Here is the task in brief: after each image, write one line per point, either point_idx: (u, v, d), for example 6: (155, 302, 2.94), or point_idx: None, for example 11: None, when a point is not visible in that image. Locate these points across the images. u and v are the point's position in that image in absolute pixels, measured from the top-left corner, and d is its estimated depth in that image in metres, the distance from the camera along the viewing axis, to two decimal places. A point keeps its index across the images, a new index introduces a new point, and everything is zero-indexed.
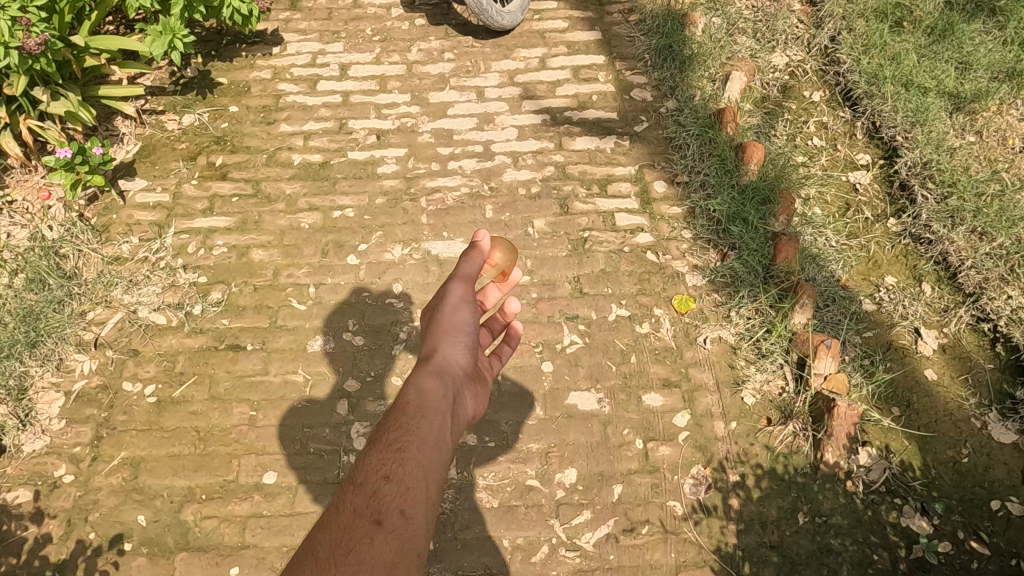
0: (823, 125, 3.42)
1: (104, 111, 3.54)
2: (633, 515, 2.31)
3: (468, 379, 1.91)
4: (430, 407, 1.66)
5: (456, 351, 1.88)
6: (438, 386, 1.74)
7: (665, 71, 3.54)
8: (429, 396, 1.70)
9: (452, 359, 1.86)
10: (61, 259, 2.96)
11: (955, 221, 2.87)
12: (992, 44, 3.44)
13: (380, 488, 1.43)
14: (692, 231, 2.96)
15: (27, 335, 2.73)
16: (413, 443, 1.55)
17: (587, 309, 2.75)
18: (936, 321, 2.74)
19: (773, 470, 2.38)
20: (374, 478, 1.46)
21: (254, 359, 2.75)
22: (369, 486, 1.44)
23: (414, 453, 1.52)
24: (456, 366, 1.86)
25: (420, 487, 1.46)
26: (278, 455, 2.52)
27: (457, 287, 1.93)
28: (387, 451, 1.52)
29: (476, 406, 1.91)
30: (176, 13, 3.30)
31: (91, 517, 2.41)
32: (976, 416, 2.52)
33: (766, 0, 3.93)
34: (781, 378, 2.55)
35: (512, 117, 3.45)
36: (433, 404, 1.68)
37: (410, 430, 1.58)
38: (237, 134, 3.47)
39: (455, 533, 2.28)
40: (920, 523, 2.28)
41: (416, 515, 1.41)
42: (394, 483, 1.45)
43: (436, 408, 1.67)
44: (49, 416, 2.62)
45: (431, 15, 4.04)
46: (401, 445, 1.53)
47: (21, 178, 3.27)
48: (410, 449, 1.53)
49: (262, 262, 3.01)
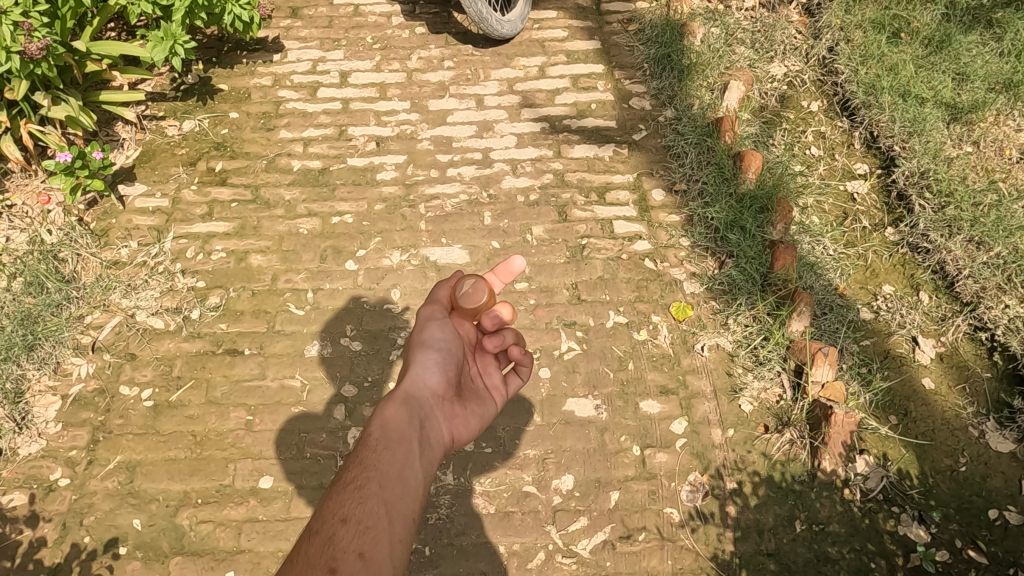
0: (821, 134, 3.44)
1: (105, 116, 3.56)
2: (630, 521, 2.30)
3: (442, 401, 1.83)
4: (394, 437, 1.61)
5: (425, 370, 1.84)
6: (403, 413, 1.70)
7: (664, 80, 3.56)
8: (393, 423, 1.65)
9: (421, 378, 1.82)
10: (60, 264, 2.97)
11: (952, 230, 2.89)
12: (989, 56, 3.47)
13: (338, 531, 1.35)
14: (690, 239, 2.97)
15: (24, 338, 2.73)
16: (373, 479, 1.49)
17: (584, 316, 2.75)
18: (934, 329, 2.74)
19: (770, 478, 2.37)
20: (331, 522, 1.37)
21: (251, 363, 2.75)
22: (325, 531, 1.35)
23: (374, 489, 1.46)
24: (425, 386, 1.81)
25: (382, 524, 1.39)
26: (274, 459, 2.52)
27: (427, 309, 1.97)
28: (345, 490, 1.45)
29: (454, 429, 1.84)
30: (178, 19, 3.32)
31: (86, 521, 2.40)
32: (973, 425, 2.51)
33: (764, 12, 3.97)
34: (779, 386, 2.56)
35: (511, 125, 3.47)
36: (397, 434, 1.63)
37: (370, 466, 1.52)
38: (237, 140, 3.49)
39: (452, 539, 2.27)
40: (918, 532, 2.27)
41: (376, 554, 1.33)
42: (352, 525, 1.37)
43: (400, 438, 1.62)
44: (45, 420, 2.61)
45: (432, 24, 4.07)
46: (361, 482, 1.47)
47: (21, 182, 3.28)
48: (370, 485, 1.47)
49: (261, 267, 3.02)
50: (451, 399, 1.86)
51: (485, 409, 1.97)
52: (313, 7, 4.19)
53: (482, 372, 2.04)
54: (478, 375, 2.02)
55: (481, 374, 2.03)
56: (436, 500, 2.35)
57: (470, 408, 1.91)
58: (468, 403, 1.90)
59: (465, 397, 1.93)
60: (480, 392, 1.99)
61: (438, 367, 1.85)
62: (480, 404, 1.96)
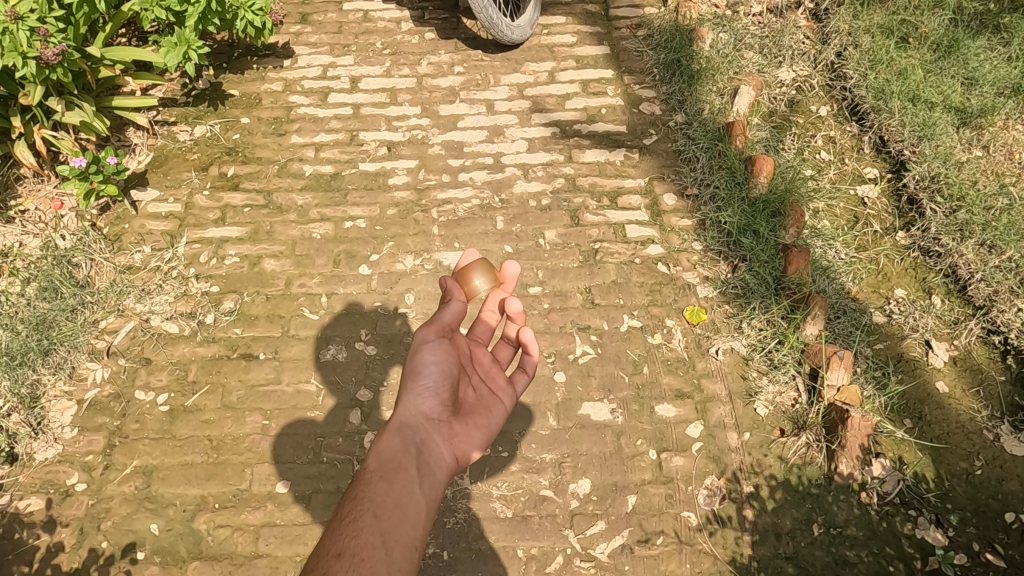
0: (831, 139, 3.45)
1: (116, 122, 3.58)
2: (648, 525, 2.30)
3: (438, 424, 1.77)
4: (388, 467, 1.60)
5: (418, 396, 1.77)
6: (397, 442, 1.67)
7: (674, 85, 3.58)
8: (388, 454, 1.64)
9: (413, 406, 1.75)
10: (74, 269, 2.98)
11: (964, 234, 2.90)
12: (997, 61, 3.48)
13: (332, 566, 1.35)
14: (702, 243, 2.98)
15: (39, 343, 2.74)
16: (368, 510, 1.49)
17: (598, 320, 2.76)
18: (947, 333, 2.75)
19: (787, 482, 2.38)
20: (326, 558, 1.37)
21: (266, 368, 2.75)
22: (320, 566, 1.35)
23: (368, 521, 1.47)
24: (420, 413, 1.75)
25: (378, 554, 1.39)
26: (291, 464, 2.52)
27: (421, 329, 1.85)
28: (340, 526, 1.46)
29: (456, 449, 1.78)
30: (191, 25, 3.34)
31: (104, 526, 2.41)
32: (988, 428, 2.52)
33: (772, 17, 3.99)
34: (794, 389, 2.57)
35: (522, 130, 3.49)
36: (393, 463, 1.62)
37: (365, 499, 1.53)
38: (248, 145, 3.50)
39: (470, 543, 2.28)
40: (935, 535, 2.27)
41: None
42: (346, 559, 1.36)
43: (396, 467, 1.61)
44: (60, 425, 2.62)
45: (441, 30, 4.09)
46: (356, 516, 1.48)
47: (34, 187, 3.29)
48: (364, 517, 1.47)
49: (274, 272, 3.03)
50: (450, 419, 1.80)
51: (488, 420, 1.90)
52: (323, 13, 4.22)
53: (481, 381, 1.97)
54: (478, 385, 1.95)
55: (480, 383, 1.96)
56: (453, 504, 2.35)
57: (472, 423, 1.85)
58: (467, 419, 1.83)
59: (466, 413, 1.86)
60: (482, 403, 1.92)
61: (432, 391, 1.78)
62: (484, 415, 1.89)
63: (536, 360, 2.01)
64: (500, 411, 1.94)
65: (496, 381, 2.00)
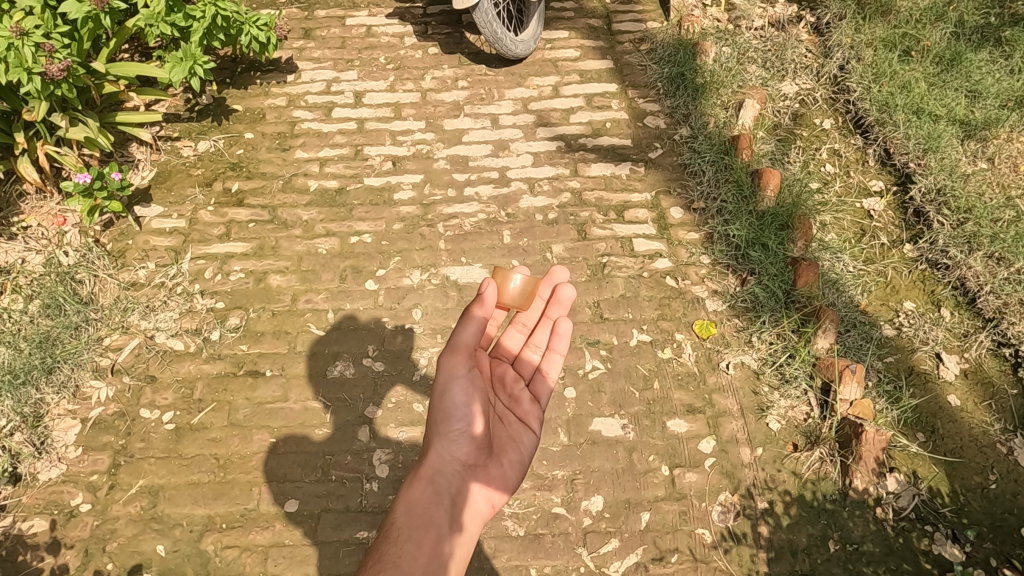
0: (835, 152, 3.47)
1: (120, 137, 3.56)
2: (662, 543, 2.28)
3: (471, 466, 1.84)
4: (418, 524, 1.69)
5: (452, 440, 1.82)
6: (430, 494, 1.75)
7: (678, 98, 3.60)
8: (418, 509, 1.73)
9: (445, 455, 1.80)
10: (77, 285, 2.95)
11: (972, 247, 2.93)
12: (1000, 73, 3.52)
13: None
14: (710, 256, 2.99)
15: (43, 361, 2.71)
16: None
17: (608, 334, 2.75)
18: (957, 346, 2.75)
19: (801, 497, 2.36)
20: None
21: (273, 385, 2.73)
22: None
23: None
24: (450, 458, 1.82)
25: None
26: (299, 483, 2.49)
27: (447, 365, 1.83)
28: None
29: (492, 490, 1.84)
30: (196, 40, 3.32)
31: (109, 547, 2.37)
32: (1001, 441, 2.51)
33: (774, 32, 4.03)
34: (806, 404, 2.56)
35: (528, 144, 3.49)
36: (421, 516, 1.71)
37: (391, 563, 1.57)
38: (253, 160, 3.49)
39: (483, 562, 2.25)
40: (953, 551, 2.25)
41: None
42: None
43: (427, 523, 1.70)
44: (65, 444, 2.58)
45: (444, 45, 4.11)
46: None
47: (36, 204, 3.27)
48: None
49: (280, 288, 3.01)
50: (486, 462, 1.87)
51: (517, 455, 1.92)
52: (326, 28, 4.23)
53: (507, 408, 2.01)
54: (504, 413, 2.00)
55: (507, 411, 2.00)
56: None
57: (507, 462, 1.90)
58: (499, 458, 1.89)
59: (498, 451, 1.91)
60: (511, 435, 1.96)
61: (467, 435, 1.83)
62: (514, 448, 1.93)
63: (562, 359, 2.10)
64: (531, 438, 1.97)
65: (522, 405, 2.03)
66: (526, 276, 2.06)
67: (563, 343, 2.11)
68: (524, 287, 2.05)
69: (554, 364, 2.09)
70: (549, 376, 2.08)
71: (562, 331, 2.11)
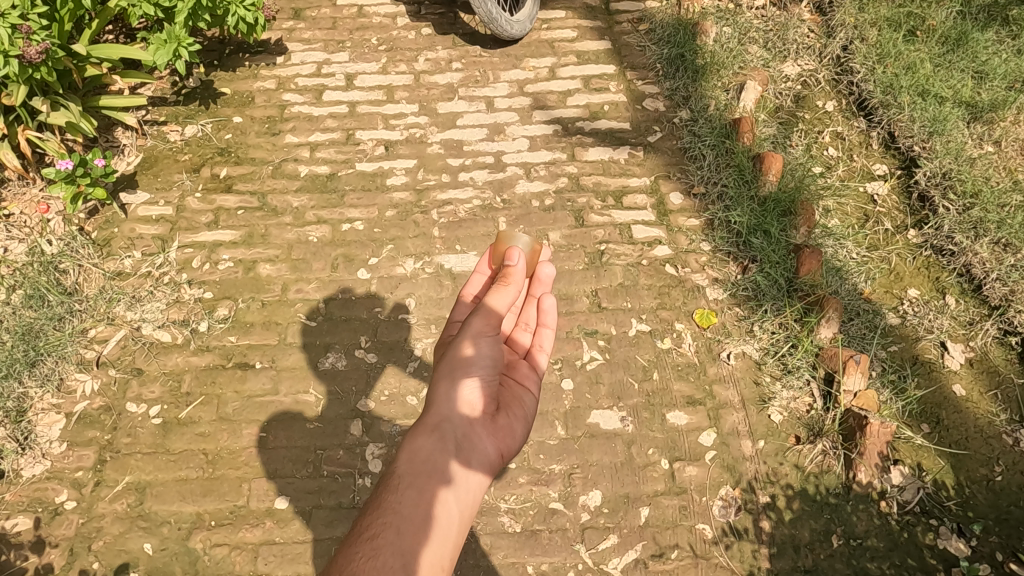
0: (838, 135, 3.38)
1: (104, 122, 3.45)
2: (661, 539, 2.23)
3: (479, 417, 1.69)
4: (421, 472, 1.55)
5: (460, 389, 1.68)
6: (436, 442, 1.60)
7: (678, 80, 3.49)
8: (422, 457, 1.57)
9: (453, 403, 1.65)
10: (61, 275, 2.86)
11: (978, 232, 2.86)
12: (1006, 54, 3.43)
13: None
14: (710, 243, 2.91)
15: (26, 354, 2.63)
16: (392, 525, 1.42)
17: (606, 324, 2.68)
18: (962, 335, 2.69)
19: (804, 491, 2.31)
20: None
21: (263, 378, 2.66)
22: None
23: (390, 537, 1.39)
24: (458, 405, 1.67)
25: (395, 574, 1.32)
26: (290, 478, 2.43)
27: (477, 321, 1.71)
28: (360, 541, 1.39)
29: (500, 445, 1.71)
30: (181, 21, 3.19)
31: (95, 546, 2.31)
32: (1007, 432, 2.46)
33: (776, 10, 3.91)
34: (808, 395, 2.50)
35: (523, 128, 3.39)
36: (424, 464, 1.56)
37: (391, 510, 1.46)
38: (241, 145, 3.39)
39: (479, 560, 2.20)
40: (958, 545, 2.21)
41: None
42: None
43: (430, 471, 1.55)
44: (49, 439, 2.51)
45: (438, 25, 3.99)
46: (378, 532, 1.40)
47: (18, 191, 3.16)
48: (386, 534, 1.40)
49: (270, 277, 2.93)
50: (494, 415, 1.73)
51: (522, 414, 1.82)
52: (316, 8, 4.10)
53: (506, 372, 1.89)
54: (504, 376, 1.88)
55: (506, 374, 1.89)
56: None
57: (512, 417, 1.78)
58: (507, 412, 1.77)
59: (504, 406, 1.79)
60: (513, 394, 1.85)
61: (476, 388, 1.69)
62: (519, 407, 1.82)
63: (553, 334, 2.03)
64: (531, 399, 1.88)
65: (520, 369, 1.93)
66: (534, 245, 1.91)
67: (551, 317, 2.03)
68: (531, 255, 1.91)
69: (546, 340, 2.01)
70: (542, 351, 2.01)
71: (549, 307, 2.01)
